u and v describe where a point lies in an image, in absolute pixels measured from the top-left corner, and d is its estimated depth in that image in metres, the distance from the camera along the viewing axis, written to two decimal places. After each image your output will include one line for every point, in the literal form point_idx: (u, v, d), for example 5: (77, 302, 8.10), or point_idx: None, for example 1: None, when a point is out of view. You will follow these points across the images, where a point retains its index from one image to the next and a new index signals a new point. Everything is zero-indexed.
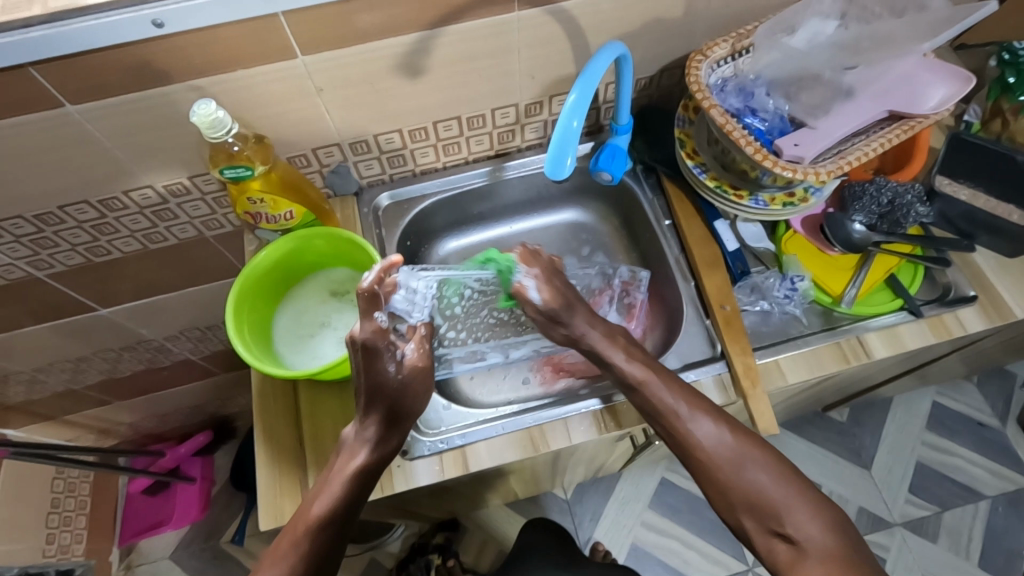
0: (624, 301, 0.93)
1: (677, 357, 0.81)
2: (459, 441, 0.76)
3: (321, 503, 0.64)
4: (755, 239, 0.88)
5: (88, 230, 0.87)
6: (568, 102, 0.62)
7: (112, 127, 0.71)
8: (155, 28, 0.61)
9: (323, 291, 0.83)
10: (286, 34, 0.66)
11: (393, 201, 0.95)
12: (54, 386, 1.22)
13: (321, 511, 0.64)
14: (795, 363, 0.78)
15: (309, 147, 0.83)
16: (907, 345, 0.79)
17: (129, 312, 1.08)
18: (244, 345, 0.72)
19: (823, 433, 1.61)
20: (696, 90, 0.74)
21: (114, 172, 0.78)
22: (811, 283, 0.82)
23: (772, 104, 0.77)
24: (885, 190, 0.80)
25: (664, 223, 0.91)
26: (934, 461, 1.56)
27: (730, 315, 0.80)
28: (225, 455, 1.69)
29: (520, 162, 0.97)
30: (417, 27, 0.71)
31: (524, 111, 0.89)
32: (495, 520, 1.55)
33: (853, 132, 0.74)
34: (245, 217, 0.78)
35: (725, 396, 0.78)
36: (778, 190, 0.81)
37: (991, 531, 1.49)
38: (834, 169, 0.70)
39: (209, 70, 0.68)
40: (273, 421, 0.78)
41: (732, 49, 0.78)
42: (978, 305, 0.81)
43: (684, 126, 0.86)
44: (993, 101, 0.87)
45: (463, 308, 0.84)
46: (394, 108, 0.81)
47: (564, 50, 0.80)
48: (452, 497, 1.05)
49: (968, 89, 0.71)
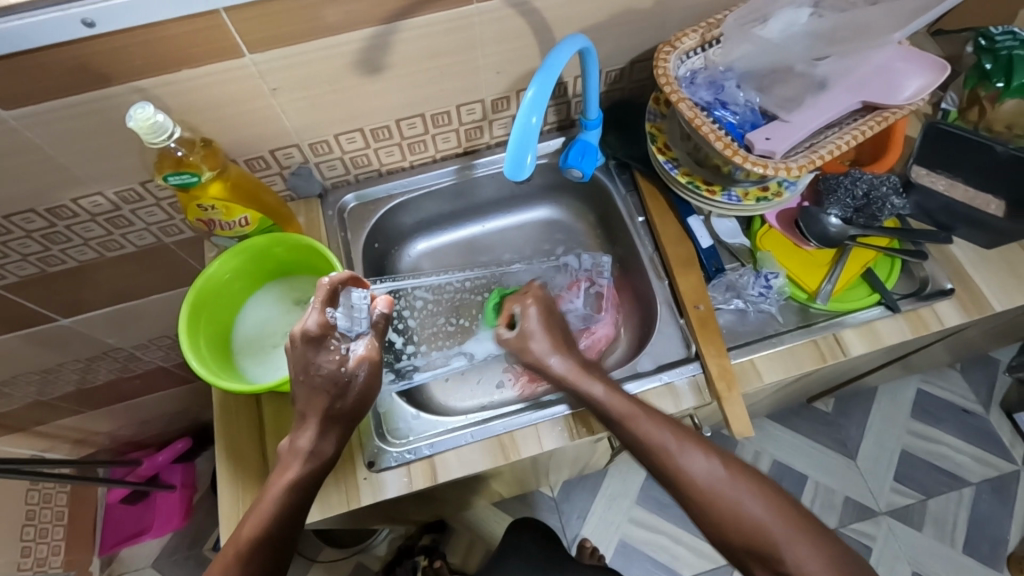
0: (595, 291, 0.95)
1: (651, 358, 0.79)
2: (427, 451, 0.74)
3: (251, 526, 0.62)
4: (730, 235, 0.85)
5: (39, 240, 0.83)
6: (527, 97, 0.59)
7: (53, 133, 0.68)
8: (87, 28, 0.58)
9: (286, 298, 0.80)
10: (233, 32, 0.63)
11: (359, 202, 0.92)
12: (21, 399, 1.19)
13: (250, 535, 0.61)
14: (771, 362, 0.77)
15: (267, 149, 0.80)
16: (885, 341, 0.78)
17: (93, 322, 1.05)
18: (198, 357, 0.69)
19: (809, 423, 1.60)
20: (665, 83, 0.72)
21: (60, 179, 0.74)
22: (786, 279, 0.80)
23: (742, 98, 0.75)
24: (860, 182, 0.78)
25: (638, 220, 0.89)
26: (919, 449, 1.56)
27: (704, 315, 0.78)
28: (206, 461, 1.66)
29: (489, 160, 0.94)
30: (372, 21, 0.67)
31: (491, 107, 0.86)
32: (481, 520, 1.53)
33: (827, 124, 0.71)
34: (199, 224, 0.75)
35: (700, 398, 0.76)
36: (752, 184, 0.79)
37: (976, 518, 1.49)
38: (806, 164, 0.68)
39: (152, 71, 0.64)
40: (235, 436, 0.75)
41: (702, 40, 0.76)
42: (956, 299, 0.79)
43: (655, 120, 0.83)
44: (970, 88, 0.84)
45: (416, 319, 0.92)
46: (354, 106, 0.78)
47: (530, 44, 0.77)
48: (431, 502, 1.03)
49: (945, 78, 0.70)
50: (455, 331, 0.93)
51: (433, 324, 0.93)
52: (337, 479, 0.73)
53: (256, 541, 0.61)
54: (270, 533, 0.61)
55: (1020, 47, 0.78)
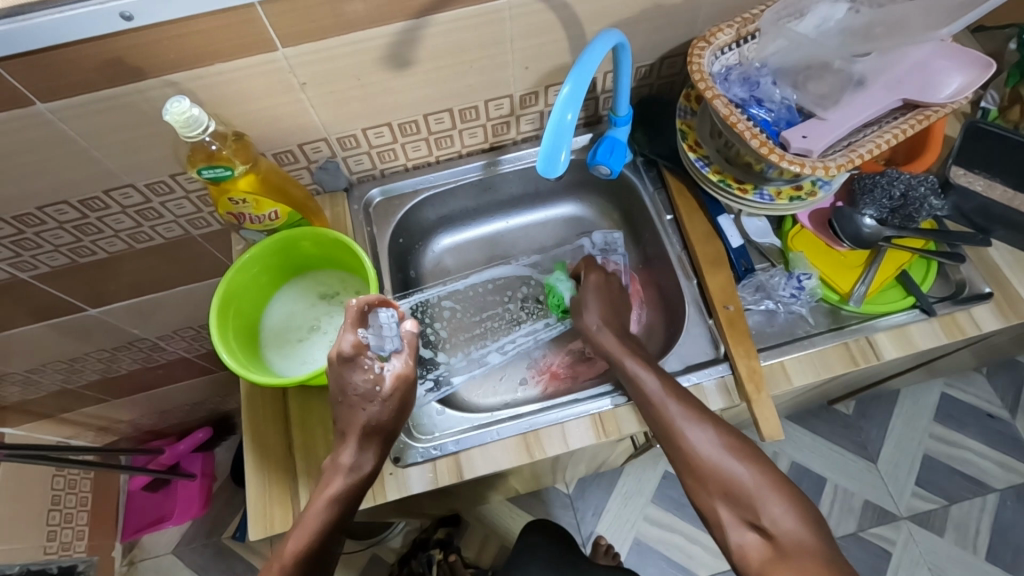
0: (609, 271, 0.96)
1: (678, 359, 0.78)
2: (453, 448, 0.74)
3: (295, 541, 0.63)
4: (760, 235, 0.84)
5: (70, 231, 0.84)
6: (563, 94, 0.58)
7: (88, 126, 0.68)
8: (124, 21, 0.58)
9: (312, 293, 0.80)
10: (265, 26, 0.63)
11: (384, 197, 0.92)
12: (48, 386, 1.21)
13: (295, 549, 0.62)
14: (801, 364, 0.76)
15: (295, 143, 0.80)
16: (918, 345, 0.76)
17: (120, 312, 1.06)
18: (228, 350, 0.69)
19: (829, 426, 1.58)
20: (698, 79, 0.70)
21: (93, 171, 0.75)
22: (818, 280, 0.79)
23: (778, 94, 0.74)
24: (897, 182, 0.76)
25: (665, 218, 0.88)
26: (941, 454, 1.53)
27: (733, 315, 0.77)
28: (225, 451, 1.68)
29: (515, 156, 0.93)
30: (404, 16, 0.67)
31: (519, 102, 0.85)
32: (496, 515, 1.54)
33: (865, 123, 0.70)
34: (229, 217, 0.75)
35: (728, 400, 0.75)
36: (784, 183, 0.77)
37: (999, 524, 1.46)
38: (845, 163, 0.66)
39: (186, 65, 0.65)
40: (263, 429, 0.76)
41: (737, 35, 0.74)
42: (993, 303, 0.77)
43: (685, 117, 0.83)
44: (1012, 86, 0.83)
45: (445, 329, 0.92)
46: (381, 101, 0.77)
47: (560, 39, 0.77)
48: (451, 497, 1.03)
49: (989, 76, 0.68)
50: (479, 334, 0.93)
51: (459, 332, 0.93)
52: None
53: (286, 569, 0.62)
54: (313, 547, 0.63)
55: None
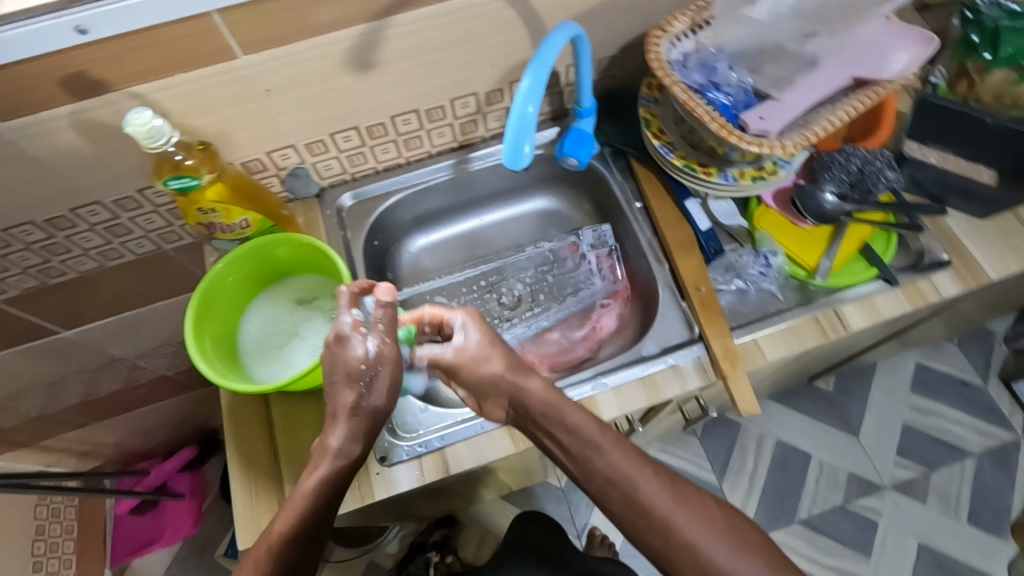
0: (600, 263, 0.96)
1: (655, 342, 0.79)
2: (438, 443, 0.74)
3: (285, 519, 0.56)
4: (727, 217, 0.86)
5: (38, 252, 0.83)
6: (523, 87, 0.59)
7: (48, 144, 0.68)
8: (81, 34, 0.57)
9: (289, 299, 0.80)
10: (225, 34, 0.63)
11: (356, 200, 0.92)
12: (26, 412, 1.20)
13: (284, 528, 0.56)
14: (774, 339, 0.78)
15: (263, 151, 0.80)
16: (884, 314, 0.79)
17: (96, 332, 1.05)
18: (206, 361, 0.69)
19: (811, 403, 1.62)
20: (657, 68, 0.72)
21: (57, 190, 0.74)
22: (785, 258, 0.82)
23: (734, 78, 0.75)
24: (853, 158, 0.80)
25: (635, 206, 0.89)
26: (920, 423, 1.58)
27: (705, 296, 0.79)
28: (214, 468, 1.67)
29: (484, 153, 0.94)
30: (364, 18, 0.68)
31: (484, 100, 0.86)
32: (491, 513, 1.56)
33: (819, 102, 0.72)
34: (200, 227, 0.74)
35: (705, 378, 0.77)
36: (747, 165, 0.80)
37: (979, 488, 1.51)
38: (801, 141, 0.69)
39: (147, 77, 0.65)
40: (247, 436, 0.76)
41: (692, 23, 0.75)
42: (952, 269, 0.80)
43: (649, 106, 0.84)
44: (958, 60, 0.87)
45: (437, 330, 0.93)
46: (348, 105, 0.78)
47: (521, 35, 0.78)
48: (443, 496, 1.04)
49: (933, 50, 0.70)
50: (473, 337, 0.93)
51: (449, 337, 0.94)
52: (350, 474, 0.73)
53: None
54: (306, 528, 0.57)
55: (1005, 18, 0.80)
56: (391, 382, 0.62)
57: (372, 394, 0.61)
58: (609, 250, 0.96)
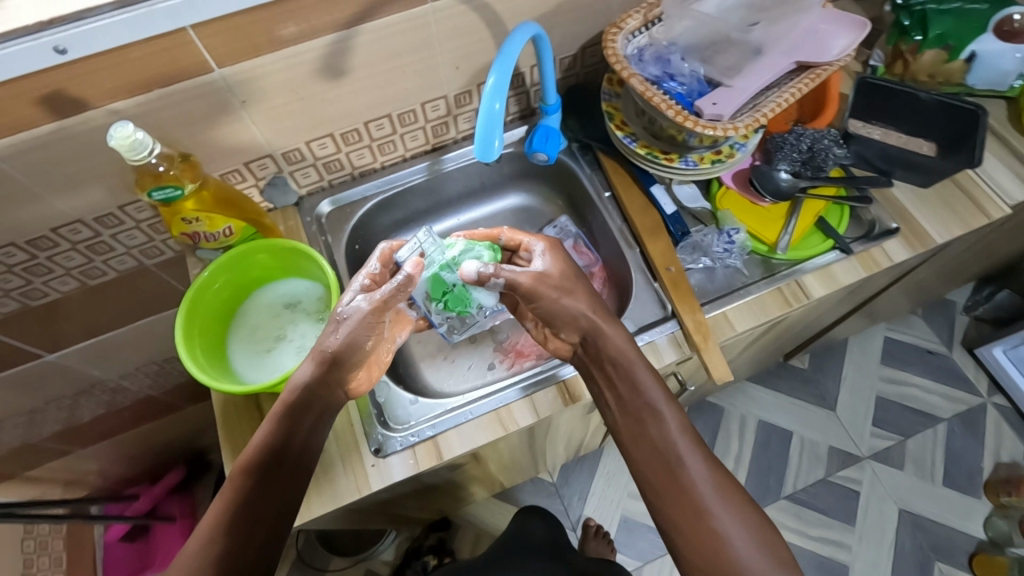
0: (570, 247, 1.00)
1: (630, 321, 0.83)
2: (430, 433, 0.77)
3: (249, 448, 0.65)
4: (691, 201, 0.90)
5: (20, 274, 0.84)
6: (489, 84, 0.63)
7: (29, 164, 0.69)
8: (60, 54, 0.59)
9: (275, 304, 0.81)
10: (199, 48, 0.66)
11: (335, 206, 0.94)
12: (10, 442, 1.20)
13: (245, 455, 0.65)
14: (741, 312, 0.82)
15: (242, 162, 0.82)
16: (842, 281, 0.84)
17: (79, 354, 1.06)
18: (198, 366, 0.71)
19: (788, 382, 1.68)
20: (614, 62, 0.77)
21: (38, 210, 0.75)
22: (747, 234, 0.85)
23: (687, 68, 0.80)
24: (804, 138, 0.85)
25: (604, 195, 0.94)
26: (891, 393, 1.65)
27: (675, 276, 0.83)
28: (204, 490, 1.66)
29: (457, 154, 0.98)
30: (333, 28, 0.71)
31: (454, 102, 0.90)
32: (485, 512, 1.57)
33: (766, 87, 0.77)
34: (184, 238, 0.76)
35: (680, 353, 0.81)
36: (706, 149, 0.85)
37: (951, 451, 1.58)
38: (752, 123, 0.73)
39: (124, 93, 0.67)
40: (241, 441, 0.77)
41: (645, 19, 0.81)
42: (901, 237, 0.86)
43: (611, 100, 0.89)
44: (893, 44, 0.93)
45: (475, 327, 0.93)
46: (322, 112, 0.81)
47: (484, 38, 0.82)
48: (437, 493, 1.06)
49: (866, 33, 0.76)
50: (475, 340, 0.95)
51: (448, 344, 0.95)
52: (344, 469, 0.75)
53: (223, 520, 0.62)
54: (253, 460, 0.65)
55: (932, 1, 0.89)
56: (354, 333, 0.66)
57: (335, 336, 0.66)
58: (575, 237, 1.00)
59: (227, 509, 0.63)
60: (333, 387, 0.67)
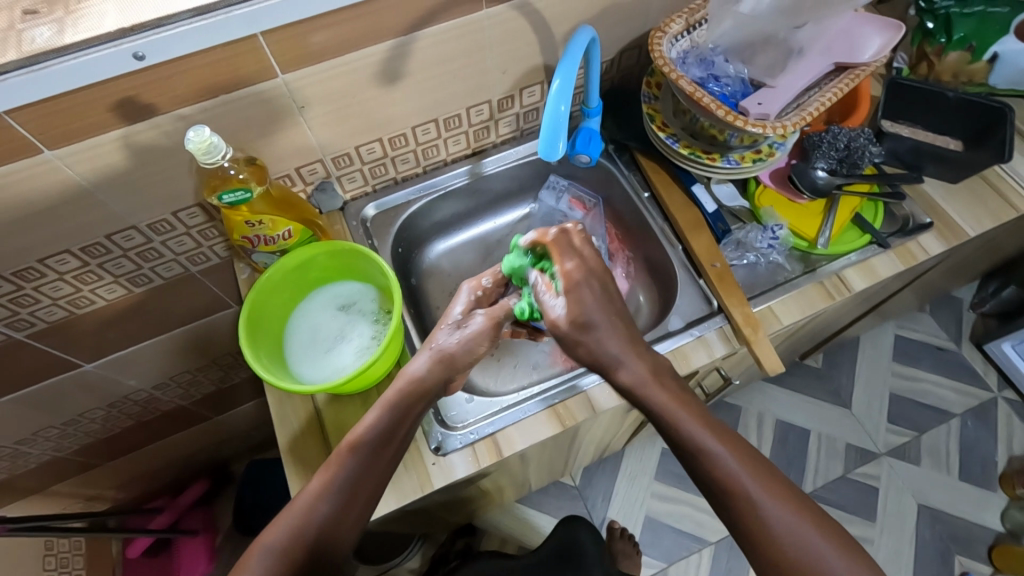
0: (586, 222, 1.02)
1: (679, 317, 0.85)
2: (489, 430, 0.78)
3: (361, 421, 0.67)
4: (730, 199, 0.93)
5: (70, 282, 0.84)
6: (554, 87, 0.65)
7: (93, 169, 0.70)
8: (138, 60, 0.60)
9: (330, 305, 0.82)
10: (267, 54, 0.67)
11: (379, 210, 0.96)
12: (38, 457, 1.19)
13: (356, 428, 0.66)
14: (786, 305, 0.85)
15: (293, 167, 0.83)
16: (881, 274, 0.86)
17: (117, 363, 1.05)
18: (262, 367, 0.71)
19: (803, 380, 1.70)
20: (662, 64, 0.79)
21: (97, 217, 0.76)
22: (789, 230, 0.88)
23: (732, 70, 0.84)
24: (840, 137, 0.87)
25: (644, 196, 0.96)
26: (905, 389, 1.67)
27: (720, 271, 0.85)
28: (223, 503, 1.64)
29: (497, 157, 1.00)
30: (392, 34, 0.72)
31: (497, 107, 0.92)
32: (508, 518, 1.57)
33: (807, 87, 0.80)
34: (243, 241, 0.78)
35: (729, 346, 0.83)
36: (746, 149, 0.87)
37: (965, 444, 1.61)
38: (798, 121, 0.75)
39: (193, 98, 0.68)
40: (300, 441, 0.78)
41: (687, 24, 0.83)
42: (935, 230, 0.89)
43: (650, 102, 0.91)
44: (917, 45, 0.97)
45: None
46: (372, 117, 0.82)
47: (532, 43, 0.84)
48: (476, 495, 1.06)
49: (901, 35, 0.78)
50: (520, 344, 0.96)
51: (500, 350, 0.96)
52: (405, 468, 0.76)
53: (299, 530, 0.60)
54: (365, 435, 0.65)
55: (955, 5, 0.91)
56: (472, 340, 0.72)
57: (453, 338, 0.72)
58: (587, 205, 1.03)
59: (305, 517, 0.61)
60: (446, 382, 0.71)
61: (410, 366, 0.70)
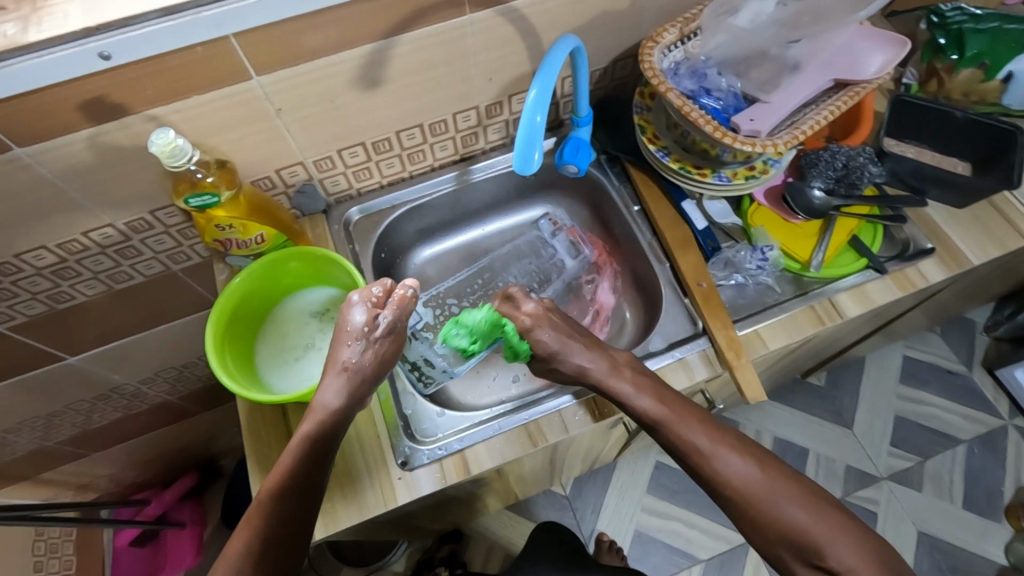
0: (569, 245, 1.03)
1: (661, 337, 0.83)
2: (457, 446, 0.76)
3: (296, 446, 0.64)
4: (722, 216, 0.90)
5: (48, 277, 0.83)
6: (531, 96, 0.62)
7: (65, 167, 0.69)
8: (103, 60, 0.59)
9: (303, 312, 0.81)
10: (240, 56, 0.66)
11: (362, 214, 0.94)
12: (25, 446, 1.19)
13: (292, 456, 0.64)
14: (774, 329, 0.81)
15: (273, 169, 0.82)
16: (877, 301, 0.83)
17: (100, 358, 1.05)
18: (227, 375, 0.70)
19: (804, 398, 1.66)
20: (651, 75, 0.76)
21: (71, 214, 0.75)
22: (780, 251, 0.85)
23: (724, 83, 0.81)
24: (839, 155, 0.84)
25: (633, 209, 0.93)
26: (910, 412, 1.62)
27: (706, 291, 0.82)
28: (213, 496, 1.64)
29: (486, 164, 0.98)
30: (371, 38, 0.71)
31: (485, 113, 0.90)
32: (496, 525, 1.55)
33: (804, 103, 0.77)
34: (216, 245, 0.77)
35: (711, 369, 0.80)
36: (739, 165, 0.84)
37: (971, 473, 1.55)
38: (791, 140, 0.72)
39: (164, 99, 0.66)
40: (266, 450, 0.77)
41: (681, 34, 0.80)
42: (937, 256, 0.85)
43: (642, 113, 0.88)
44: (927, 61, 0.92)
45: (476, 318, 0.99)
46: (353, 121, 0.81)
47: (519, 49, 0.81)
48: (454, 506, 1.04)
49: (906, 52, 0.75)
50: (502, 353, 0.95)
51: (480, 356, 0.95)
52: (370, 481, 0.74)
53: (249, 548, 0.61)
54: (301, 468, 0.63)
55: (968, 21, 0.88)
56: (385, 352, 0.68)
57: (362, 355, 0.67)
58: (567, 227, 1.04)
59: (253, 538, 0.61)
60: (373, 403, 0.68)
61: (320, 396, 0.66)
